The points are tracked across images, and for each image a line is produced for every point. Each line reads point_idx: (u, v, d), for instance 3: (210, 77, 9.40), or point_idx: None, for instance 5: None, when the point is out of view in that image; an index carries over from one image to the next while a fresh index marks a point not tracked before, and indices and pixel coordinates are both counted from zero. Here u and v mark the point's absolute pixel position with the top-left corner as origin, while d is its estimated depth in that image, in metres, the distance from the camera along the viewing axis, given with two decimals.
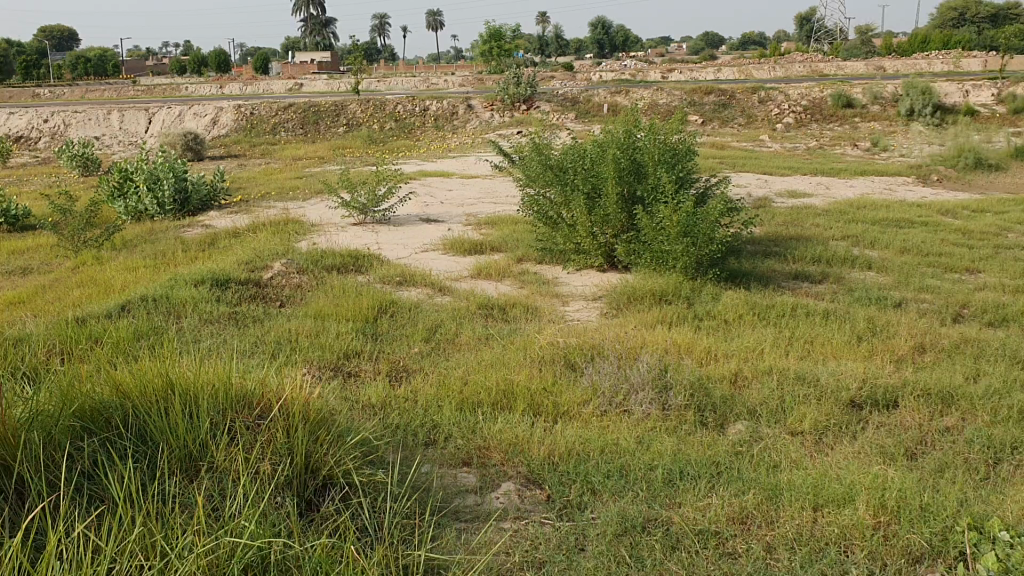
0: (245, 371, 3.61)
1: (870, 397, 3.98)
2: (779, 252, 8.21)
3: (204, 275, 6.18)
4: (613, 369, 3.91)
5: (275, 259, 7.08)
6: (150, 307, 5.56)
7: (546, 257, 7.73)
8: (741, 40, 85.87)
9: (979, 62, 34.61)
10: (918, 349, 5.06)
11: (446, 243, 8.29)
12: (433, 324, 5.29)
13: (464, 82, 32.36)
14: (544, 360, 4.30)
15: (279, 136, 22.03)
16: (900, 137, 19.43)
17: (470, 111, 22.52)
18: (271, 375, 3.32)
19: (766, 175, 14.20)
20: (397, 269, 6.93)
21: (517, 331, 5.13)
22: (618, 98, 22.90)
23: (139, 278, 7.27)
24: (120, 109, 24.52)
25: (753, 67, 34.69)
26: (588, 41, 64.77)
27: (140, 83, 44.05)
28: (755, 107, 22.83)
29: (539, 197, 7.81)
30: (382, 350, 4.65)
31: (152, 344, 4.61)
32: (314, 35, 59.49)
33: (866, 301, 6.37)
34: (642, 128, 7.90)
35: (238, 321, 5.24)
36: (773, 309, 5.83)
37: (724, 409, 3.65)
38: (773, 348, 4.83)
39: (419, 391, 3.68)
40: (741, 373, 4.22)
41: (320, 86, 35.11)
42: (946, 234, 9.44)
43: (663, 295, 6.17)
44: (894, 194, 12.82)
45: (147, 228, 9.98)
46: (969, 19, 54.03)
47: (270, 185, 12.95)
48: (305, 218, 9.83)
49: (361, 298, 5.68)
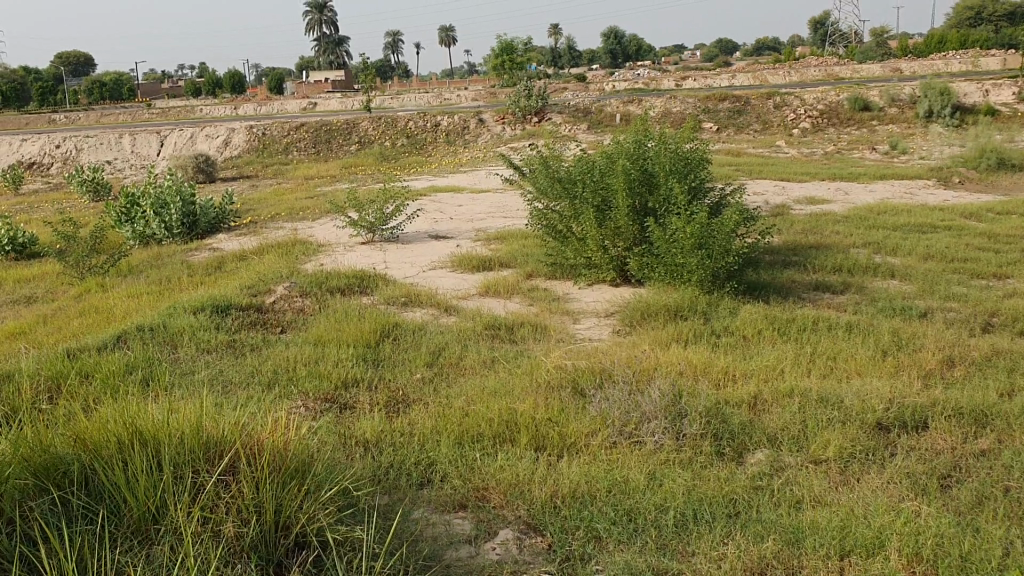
0: (228, 410, 3.43)
1: (899, 418, 3.73)
2: (798, 262, 7.96)
3: (204, 302, 6.02)
4: (622, 395, 3.69)
5: (278, 282, 6.91)
6: (146, 337, 5.40)
7: (557, 273, 7.52)
8: (755, 45, 85.47)
9: (998, 60, 34.17)
10: (946, 363, 4.81)
11: (455, 260, 8.10)
12: (437, 347, 5.08)
13: (476, 96, 32.27)
14: (551, 385, 4.08)
15: (291, 155, 21.97)
16: (919, 140, 19.10)
17: (481, 125, 22.37)
18: (254, 416, 3.14)
19: (783, 182, 13.96)
20: (402, 289, 6.74)
21: (524, 353, 4.91)
22: (630, 107, 22.68)
23: (140, 306, 7.13)
24: (132, 133, 24.55)
25: (766, 72, 34.42)
26: (601, 52, 64.66)
27: (154, 106, 44.33)
28: (770, 112, 22.56)
29: (548, 211, 7.61)
30: (383, 377, 4.44)
31: (144, 381, 4.44)
32: (327, 54, 59.73)
33: (889, 312, 6.12)
34: (653, 137, 7.67)
35: (235, 351, 5.06)
36: (794, 324, 5.59)
37: (741, 436, 3.43)
38: (793, 367, 4.58)
39: (415, 424, 3.48)
40: (760, 396, 3.98)
41: (332, 104, 35.15)
42: (970, 238, 9.16)
43: (678, 310, 5.95)
44: (915, 198, 12.53)
45: (153, 253, 9.85)
46: (986, 18, 53.49)
47: (279, 206, 12.83)
48: (313, 239, 9.67)
49: (364, 322, 5.48)
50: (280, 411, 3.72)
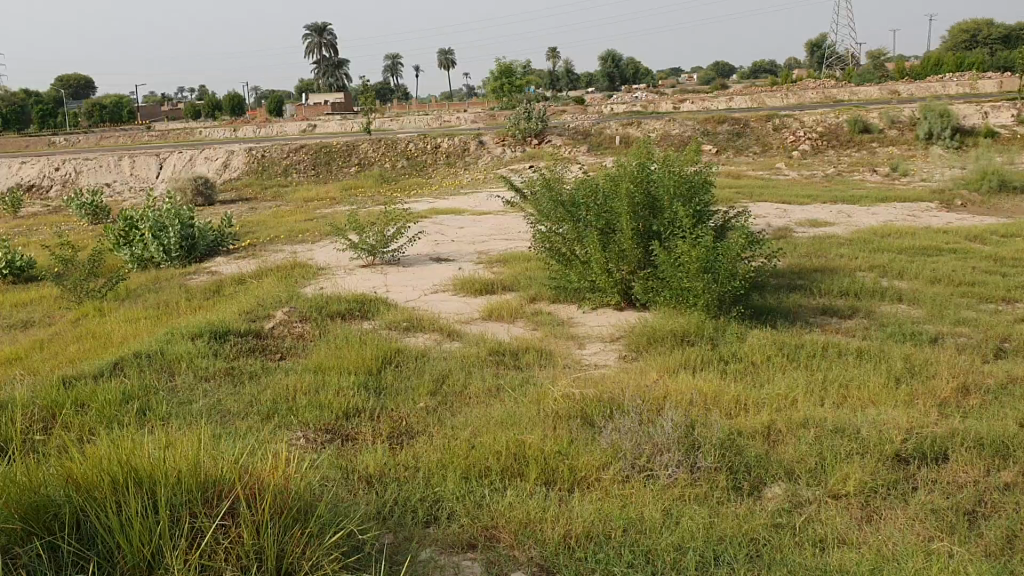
0: (226, 445, 3.32)
1: (919, 450, 3.62)
2: (804, 286, 7.87)
3: (202, 327, 5.91)
4: (633, 426, 3.58)
5: (278, 306, 6.81)
6: (143, 364, 5.29)
7: (560, 296, 7.41)
8: (750, 68, 85.81)
9: (995, 82, 34.25)
10: (962, 390, 4.70)
11: (457, 284, 8.00)
12: (441, 375, 4.96)
13: (476, 118, 32.29)
14: (559, 415, 3.97)
15: (290, 178, 21.92)
16: (920, 162, 19.07)
17: (481, 148, 22.35)
18: (254, 453, 3.03)
19: (785, 204, 13.89)
20: (404, 313, 6.64)
21: (530, 381, 4.80)
22: (630, 129, 22.67)
23: (138, 331, 7.03)
24: (131, 155, 24.52)
25: (764, 95, 34.50)
26: (599, 75, 64.91)
27: (154, 128, 44.40)
28: (770, 134, 22.55)
29: (551, 234, 7.51)
30: (386, 407, 4.33)
31: (140, 411, 4.33)
32: (327, 77, 59.92)
33: (899, 337, 6.02)
34: (656, 159, 7.59)
35: (234, 378, 4.95)
36: (803, 350, 5.48)
37: (757, 469, 3.32)
38: (806, 395, 4.47)
39: (421, 457, 3.38)
40: (774, 426, 3.87)
41: (332, 126, 35.18)
42: (977, 261, 9.07)
43: (684, 336, 5.84)
44: (918, 221, 12.47)
45: (152, 276, 9.76)
46: (982, 40, 53.76)
47: (278, 228, 12.75)
48: (313, 262, 9.58)
49: (365, 348, 5.37)
50: (282, 446, 3.61)
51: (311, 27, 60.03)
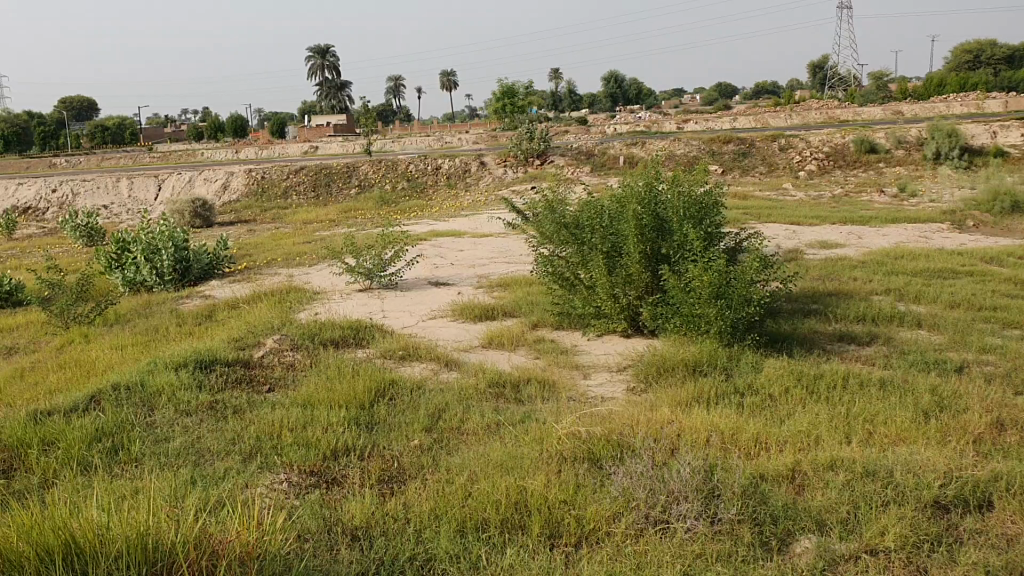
0: (194, 503, 3.01)
1: (960, 496, 3.28)
2: (819, 311, 7.54)
3: (187, 356, 5.60)
4: (646, 470, 3.27)
5: (268, 333, 6.51)
6: (121, 397, 4.96)
7: (564, 322, 7.09)
8: (753, 90, 85.78)
9: (999, 102, 34.03)
10: (996, 426, 4.36)
11: (456, 308, 7.70)
12: (437, 409, 4.64)
13: (478, 139, 32.12)
14: (563, 457, 3.66)
15: (290, 199, 21.67)
16: (929, 182, 18.77)
17: (483, 169, 22.09)
18: (220, 516, 2.73)
19: (793, 225, 13.60)
20: (401, 340, 6.33)
21: (532, 416, 4.49)
22: (633, 149, 22.41)
23: (123, 358, 6.72)
24: (129, 177, 24.32)
25: (768, 115, 34.30)
26: (601, 96, 64.91)
27: (156, 151, 44.31)
28: (775, 155, 22.30)
29: (554, 257, 7.20)
30: (378, 445, 4.02)
31: (110, 450, 4.02)
32: (330, 99, 59.95)
33: (923, 366, 5.69)
34: (663, 180, 7.28)
35: (216, 413, 4.63)
36: (822, 381, 5.16)
37: (785, 520, 3.00)
38: (829, 432, 4.15)
39: (412, 506, 3.07)
40: (799, 469, 3.55)
41: (334, 148, 35.01)
42: (995, 284, 8.76)
43: (696, 365, 5.51)
44: (930, 242, 12.15)
45: (143, 301, 9.46)
46: (984, 61, 53.61)
47: (275, 251, 12.46)
48: (308, 286, 9.30)
49: (357, 380, 5.05)
50: (261, 497, 3.31)
51: (312, 50, 60.08)
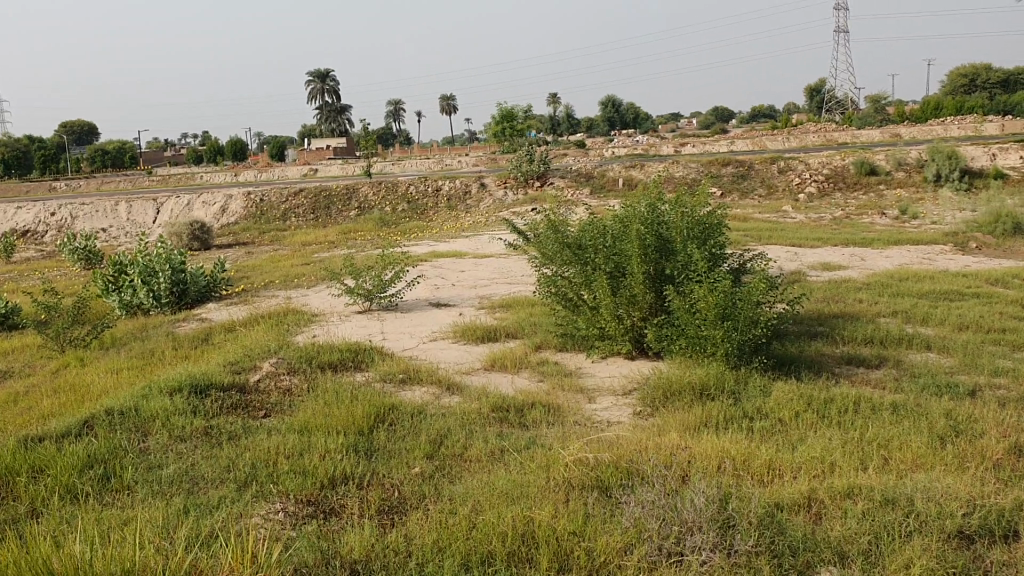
0: (187, 541, 2.88)
1: (984, 526, 3.16)
2: (825, 333, 7.43)
3: (182, 380, 5.46)
4: (657, 499, 3.15)
5: (265, 356, 6.38)
6: (113, 423, 4.82)
7: (567, 344, 6.96)
8: (751, 113, 86.09)
9: (997, 124, 34.09)
10: (1015, 451, 4.24)
11: (457, 330, 7.58)
12: (439, 434, 4.51)
13: (478, 162, 32.10)
14: (570, 485, 3.54)
15: (289, 222, 21.59)
16: (929, 204, 18.70)
17: (482, 191, 22.02)
18: (212, 552, 2.60)
19: (795, 246, 13.53)
20: (401, 364, 6.20)
21: (536, 441, 4.36)
22: (633, 172, 22.36)
23: (117, 382, 6.57)
24: (128, 200, 24.24)
25: (766, 138, 34.34)
26: (600, 120, 65.11)
27: (155, 174, 44.30)
28: (775, 177, 22.26)
29: (556, 278, 7.08)
30: (378, 472, 3.89)
31: (102, 478, 3.88)
32: (329, 123, 60.09)
33: (934, 390, 5.57)
34: (666, 200, 7.17)
35: (211, 439, 4.50)
36: (832, 405, 5.03)
37: (804, 552, 2.88)
38: (843, 458, 4.02)
39: (414, 538, 2.95)
40: (815, 497, 3.42)
41: (333, 170, 34.99)
42: (1002, 306, 8.65)
43: (703, 389, 5.38)
44: (934, 263, 12.06)
45: (139, 324, 9.33)
46: (980, 84, 53.82)
47: (274, 273, 12.33)
48: (307, 309, 9.17)
49: (356, 404, 4.92)
50: (258, 529, 3.18)
51: (312, 73, 60.25)
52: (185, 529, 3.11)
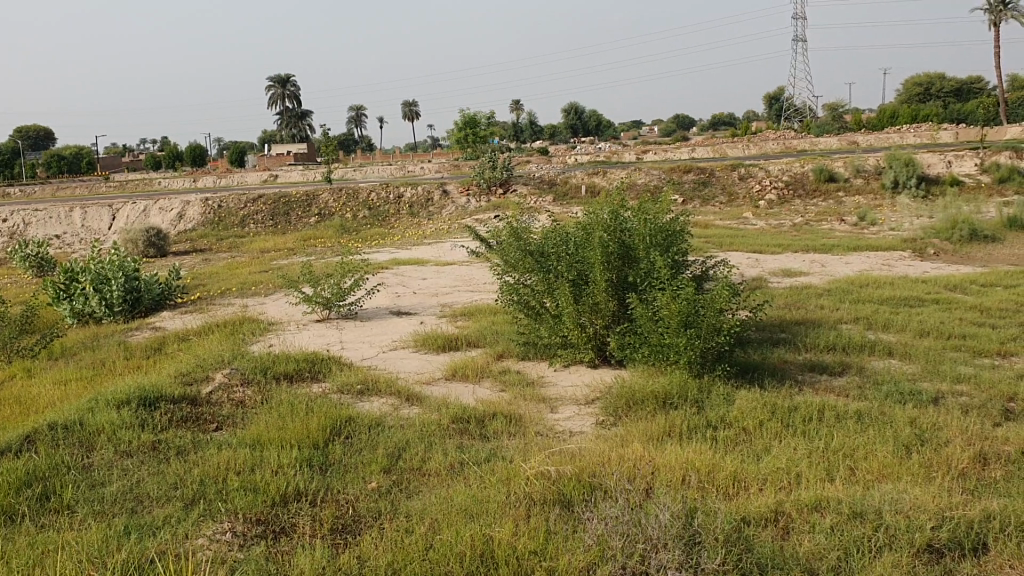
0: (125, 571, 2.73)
1: (953, 540, 3.09)
2: (788, 340, 7.39)
3: (131, 392, 5.27)
4: (621, 514, 3.05)
5: (219, 367, 6.20)
6: (57, 437, 4.61)
7: (529, 353, 6.84)
8: (711, 121, 86.78)
9: (951, 132, 34.62)
10: (980, 460, 4.19)
11: (417, 339, 7.43)
12: (397, 447, 4.37)
13: (440, 168, 31.95)
14: (531, 499, 3.44)
15: (248, 228, 21.27)
16: (888, 210, 18.87)
17: (444, 197, 21.85)
18: None
19: (756, 253, 13.56)
20: (359, 374, 6.04)
21: (497, 453, 4.25)
22: (596, 178, 22.32)
23: (64, 393, 6.34)
24: (82, 206, 23.76)
25: (727, 145, 34.57)
26: (563, 127, 65.28)
27: (111, 179, 43.55)
28: (735, 183, 22.37)
29: (518, 286, 6.97)
30: (332, 488, 3.75)
31: (40, 497, 3.69)
32: (290, 128, 59.58)
33: (898, 397, 5.53)
34: (629, 206, 7.09)
35: (158, 454, 4.32)
36: (797, 414, 4.97)
37: (772, 569, 2.81)
38: (809, 468, 3.95)
39: (369, 563, 2.83)
40: (782, 509, 3.34)
41: (294, 176, 34.63)
42: (962, 312, 8.69)
43: (667, 398, 5.29)
44: (893, 269, 12.14)
45: (90, 332, 9.05)
46: (934, 93, 54.74)
47: (231, 281, 12.09)
48: (263, 317, 8.96)
49: (312, 417, 4.77)
50: (204, 552, 3.04)
51: (273, 79, 59.68)
52: (125, 552, 2.95)
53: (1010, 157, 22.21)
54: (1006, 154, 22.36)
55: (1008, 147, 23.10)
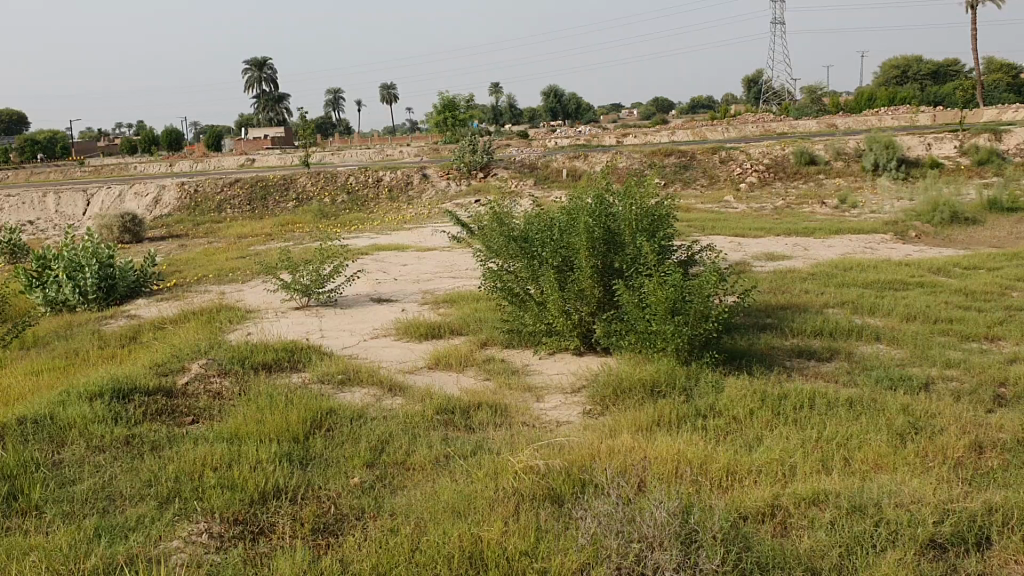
0: None
1: (955, 534, 3.01)
2: (774, 326, 7.31)
3: (104, 384, 5.08)
4: (616, 511, 2.97)
5: (194, 357, 6.02)
6: (27, 432, 4.43)
7: (513, 340, 6.74)
8: (690, 105, 86.79)
9: (929, 114, 34.67)
10: (976, 448, 4.11)
11: (399, 327, 7.27)
12: (379, 440, 4.23)
13: (420, 152, 31.70)
14: (521, 495, 3.34)
15: (225, 213, 21.01)
16: (868, 192, 18.83)
17: (424, 181, 21.65)
18: None
19: (739, 237, 13.48)
20: (340, 363, 5.89)
21: (482, 445, 4.13)
22: (577, 162, 22.17)
23: (37, 384, 6.15)
24: (56, 191, 23.40)
25: (706, 128, 34.48)
26: (542, 110, 65.01)
27: (86, 164, 43.10)
28: (716, 167, 22.29)
29: (502, 272, 6.82)
30: (313, 484, 3.62)
31: (6, 497, 3.54)
32: (267, 111, 59.02)
33: (888, 382, 5.46)
34: (614, 190, 6.95)
35: (132, 449, 4.17)
36: (788, 401, 4.88)
37: (774, 569, 2.76)
38: (804, 459, 3.86)
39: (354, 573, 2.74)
40: (779, 502, 3.25)
41: (271, 160, 34.30)
42: (947, 295, 8.64)
43: (654, 386, 5.19)
44: (876, 252, 12.10)
45: (63, 320, 8.82)
46: (911, 76, 54.97)
47: (207, 267, 11.87)
48: (241, 304, 8.79)
49: (292, 409, 4.62)
50: (178, 556, 2.92)
51: (249, 62, 58.99)
52: (96, 558, 2.84)
53: (989, 140, 22.21)
54: (985, 136, 22.34)
55: (987, 128, 23.08)
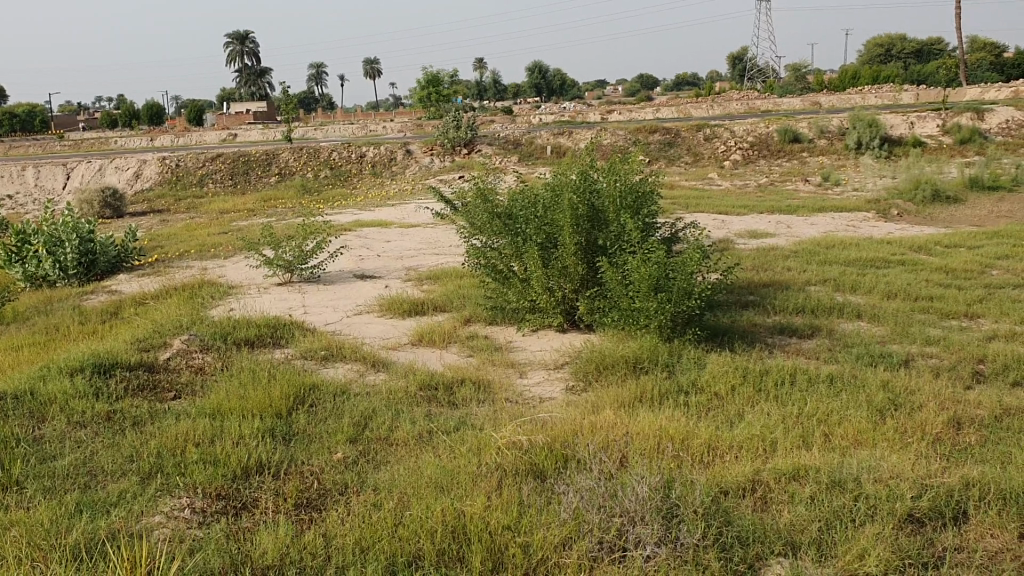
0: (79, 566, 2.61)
1: (932, 508, 3.04)
2: (757, 303, 7.33)
3: (85, 359, 5.05)
4: (597, 486, 3.01)
5: (177, 332, 5.99)
6: (8, 408, 4.40)
7: (497, 317, 6.73)
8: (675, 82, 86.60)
9: (913, 93, 34.69)
10: (954, 424, 4.15)
11: (383, 303, 7.25)
12: (363, 417, 4.23)
13: (404, 128, 31.52)
14: (503, 469, 3.36)
15: (207, 188, 20.87)
16: (851, 171, 18.86)
17: (407, 157, 21.54)
18: None
19: (722, 215, 13.49)
20: (322, 339, 5.87)
21: (465, 421, 4.14)
22: (561, 139, 22.08)
23: (17, 359, 6.11)
24: (36, 165, 23.16)
25: (691, 105, 34.38)
26: (526, 87, 64.70)
27: (67, 137, 42.69)
28: (700, 144, 22.27)
29: (486, 249, 6.79)
30: (295, 459, 3.62)
31: None
32: (249, 86, 58.49)
33: (868, 360, 5.49)
34: (598, 167, 6.93)
35: (114, 425, 4.15)
36: (770, 377, 4.90)
37: (753, 542, 2.79)
38: (784, 435, 3.89)
39: (339, 548, 2.75)
40: (759, 478, 3.28)
41: (254, 135, 34.03)
42: (928, 273, 8.69)
43: (636, 362, 5.21)
44: (859, 231, 12.12)
45: (44, 296, 8.74)
46: (895, 54, 54.97)
47: (189, 243, 11.79)
48: (223, 280, 8.73)
49: (275, 385, 4.60)
50: (161, 531, 2.92)
51: (231, 35, 58.36)
52: (78, 532, 2.83)
53: (971, 118, 22.23)
54: (968, 114, 22.35)
55: (970, 107, 23.09)
